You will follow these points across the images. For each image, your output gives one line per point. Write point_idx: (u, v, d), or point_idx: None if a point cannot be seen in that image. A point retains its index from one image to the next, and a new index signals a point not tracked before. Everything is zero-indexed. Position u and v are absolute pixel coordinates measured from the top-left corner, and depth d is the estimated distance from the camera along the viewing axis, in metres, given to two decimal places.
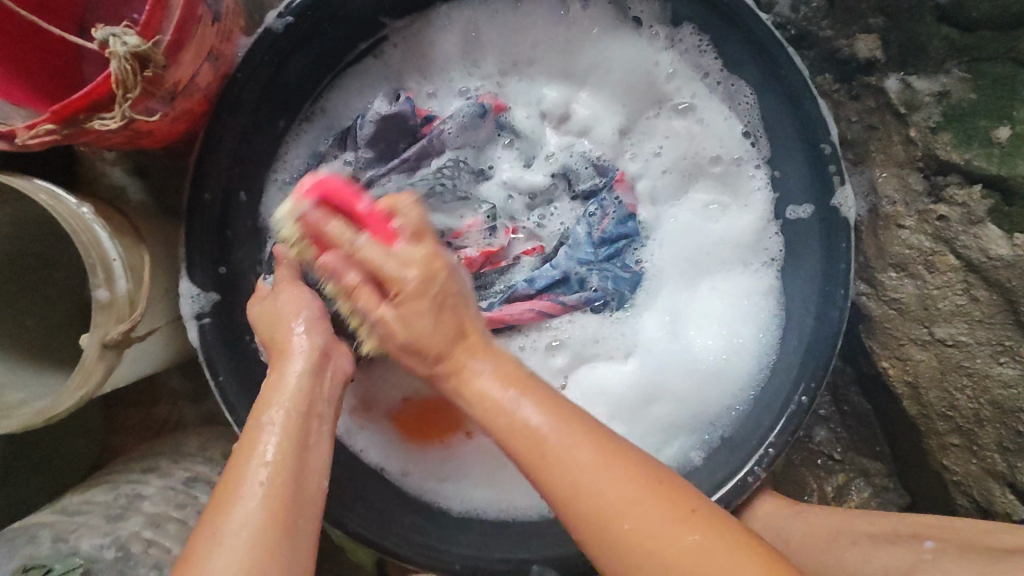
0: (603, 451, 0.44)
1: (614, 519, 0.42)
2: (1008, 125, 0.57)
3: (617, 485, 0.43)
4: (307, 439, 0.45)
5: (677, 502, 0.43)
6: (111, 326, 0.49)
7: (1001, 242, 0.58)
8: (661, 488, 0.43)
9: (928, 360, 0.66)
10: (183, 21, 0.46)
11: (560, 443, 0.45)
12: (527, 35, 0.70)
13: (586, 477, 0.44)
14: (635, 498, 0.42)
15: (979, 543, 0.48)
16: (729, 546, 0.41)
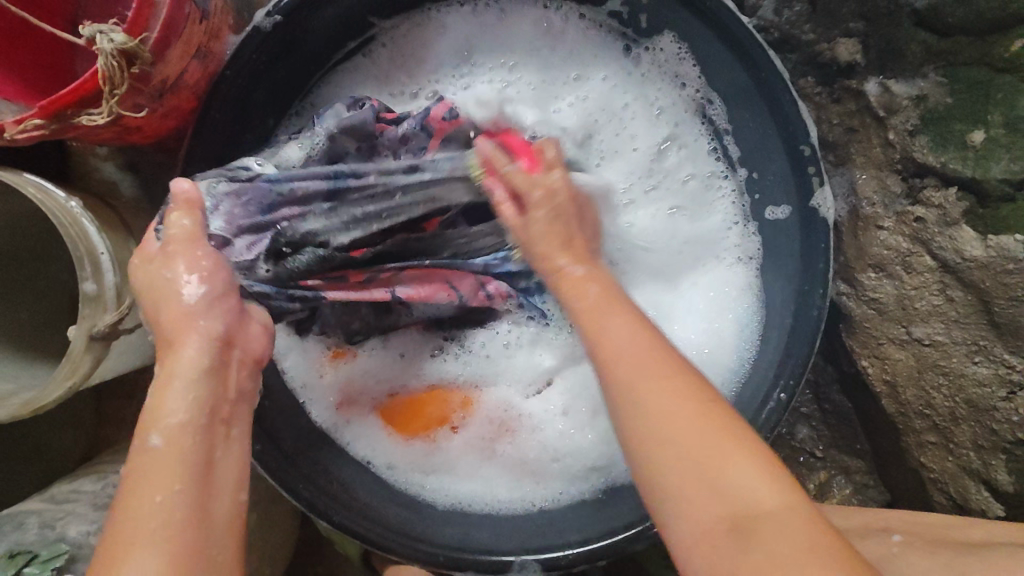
0: (671, 373, 0.43)
1: (652, 384, 0.42)
2: (982, 129, 0.58)
3: (652, 376, 0.43)
4: (203, 456, 0.40)
5: (705, 413, 0.41)
6: (98, 318, 0.50)
7: (975, 243, 0.59)
8: (715, 415, 0.41)
9: (905, 359, 0.68)
10: (170, 19, 0.47)
11: (653, 372, 0.43)
12: (511, 38, 0.71)
13: (622, 349, 0.44)
14: (692, 421, 0.41)
15: (946, 537, 0.49)
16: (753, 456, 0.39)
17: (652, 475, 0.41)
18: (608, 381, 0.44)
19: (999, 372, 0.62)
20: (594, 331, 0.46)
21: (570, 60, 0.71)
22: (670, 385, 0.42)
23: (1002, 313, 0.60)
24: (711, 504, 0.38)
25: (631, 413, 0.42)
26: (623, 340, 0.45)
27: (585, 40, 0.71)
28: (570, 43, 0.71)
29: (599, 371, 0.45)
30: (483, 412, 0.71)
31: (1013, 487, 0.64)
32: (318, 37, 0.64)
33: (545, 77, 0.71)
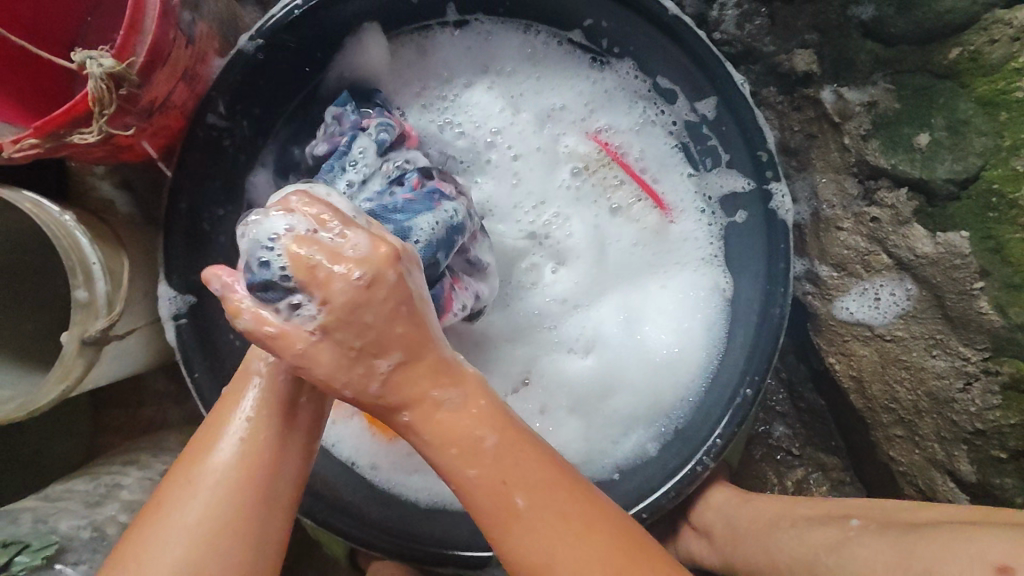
0: (553, 480, 0.45)
1: (528, 521, 0.43)
2: (927, 132, 0.61)
3: (541, 515, 0.44)
4: (293, 424, 0.47)
5: (612, 545, 0.44)
6: (90, 324, 0.53)
7: (926, 240, 0.62)
8: (605, 525, 0.45)
9: (870, 354, 0.70)
10: (156, 45, 0.51)
11: (527, 489, 0.44)
12: (490, 61, 0.75)
13: (500, 462, 0.44)
14: (585, 553, 0.43)
15: (898, 521, 0.52)
16: None
17: None
18: (485, 521, 0.44)
19: (957, 365, 0.64)
20: (494, 470, 0.44)
21: (546, 80, 0.75)
22: (543, 480, 0.44)
23: (954, 307, 0.62)
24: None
25: (498, 498, 0.44)
26: (466, 478, 0.43)
27: (562, 64, 0.75)
28: (548, 67, 0.75)
29: (465, 467, 0.44)
30: None
31: (974, 476, 0.66)
32: (291, 46, 0.65)
33: (526, 89, 0.76)
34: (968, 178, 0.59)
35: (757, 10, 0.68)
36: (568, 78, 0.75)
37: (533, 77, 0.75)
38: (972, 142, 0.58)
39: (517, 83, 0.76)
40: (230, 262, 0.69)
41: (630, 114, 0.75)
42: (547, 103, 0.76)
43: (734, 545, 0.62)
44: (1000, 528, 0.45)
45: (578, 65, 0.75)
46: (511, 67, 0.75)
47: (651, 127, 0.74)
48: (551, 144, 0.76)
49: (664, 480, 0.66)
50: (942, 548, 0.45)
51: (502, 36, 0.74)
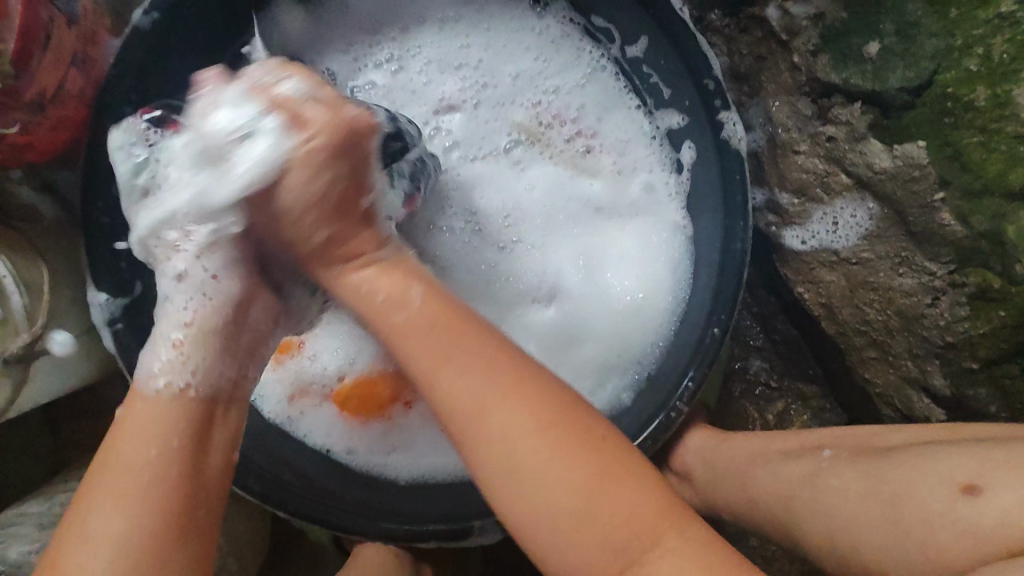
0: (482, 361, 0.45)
1: (511, 418, 0.43)
2: (877, 40, 0.57)
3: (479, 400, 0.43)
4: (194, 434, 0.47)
5: (574, 444, 0.43)
6: (8, 340, 0.51)
7: (883, 154, 0.59)
8: (574, 428, 0.43)
9: (837, 280, 0.69)
10: (27, 28, 0.46)
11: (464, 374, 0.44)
12: (426, 11, 0.71)
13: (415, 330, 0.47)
14: (573, 459, 0.42)
15: (872, 446, 0.50)
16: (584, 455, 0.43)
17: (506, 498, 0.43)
18: (477, 448, 0.43)
19: (923, 281, 0.62)
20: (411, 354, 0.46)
21: (484, 29, 0.71)
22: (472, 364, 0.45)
23: (916, 221, 0.60)
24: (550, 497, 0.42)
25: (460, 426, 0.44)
26: (508, 425, 0.43)
27: (506, 12, 0.70)
28: (494, 17, 0.71)
29: (463, 397, 0.44)
30: None
31: (948, 390, 0.66)
32: (192, 13, 0.60)
33: (467, 42, 0.72)
34: (921, 85, 0.55)
35: None
36: (512, 23, 0.70)
37: (483, 28, 0.71)
38: (923, 45, 0.54)
39: (461, 33, 0.71)
40: None
41: (575, 67, 0.71)
42: (497, 58, 0.72)
43: (713, 486, 0.61)
44: (963, 445, 0.44)
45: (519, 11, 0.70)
46: (464, 22, 0.71)
47: (597, 76, 0.71)
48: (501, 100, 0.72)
49: (638, 429, 0.64)
50: (908, 473, 0.45)
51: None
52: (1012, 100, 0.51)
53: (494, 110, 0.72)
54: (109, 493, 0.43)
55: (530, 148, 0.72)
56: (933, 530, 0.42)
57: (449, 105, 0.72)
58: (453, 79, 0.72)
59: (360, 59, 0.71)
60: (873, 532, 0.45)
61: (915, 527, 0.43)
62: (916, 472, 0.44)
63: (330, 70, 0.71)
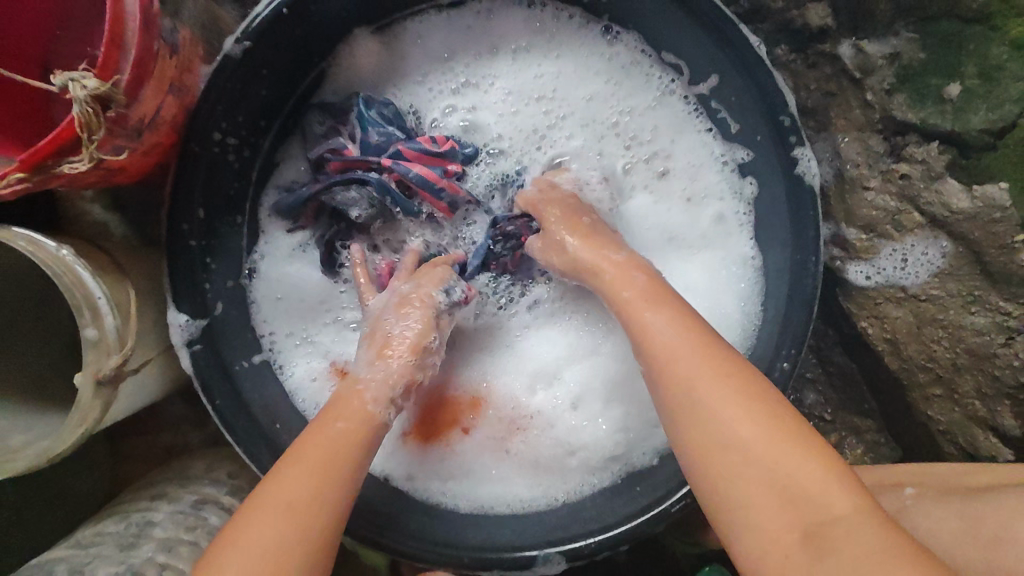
0: (712, 353, 0.48)
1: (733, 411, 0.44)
2: (958, 82, 0.58)
3: (711, 388, 0.46)
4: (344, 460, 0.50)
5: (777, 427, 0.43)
6: (104, 361, 0.50)
7: (962, 195, 0.60)
8: (804, 435, 0.43)
9: (904, 315, 0.68)
10: (140, 59, 0.47)
11: (701, 369, 0.47)
12: (499, 39, 0.72)
13: (663, 335, 0.50)
14: (806, 463, 0.41)
15: (961, 489, 0.50)
16: (810, 457, 0.42)
17: (725, 494, 0.43)
18: (706, 434, 0.45)
19: (996, 320, 0.62)
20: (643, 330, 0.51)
21: (554, 57, 0.72)
22: (713, 364, 0.47)
23: (994, 262, 0.60)
24: (773, 485, 0.41)
25: (688, 410, 0.46)
26: (731, 416, 0.44)
27: (577, 41, 0.71)
28: (564, 43, 0.71)
29: (692, 387, 0.46)
30: (493, 410, 0.72)
31: (1019, 430, 0.65)
32: (276, 40, 0.60)
33: (540, 70, 0.72)
34: (1004, 128, 0.57)
35: None
36: (582, 50, 0.71)
37: (552, 57, 0.72)
38: (1007, 89, 0.56)
39: (534, 59, 0.72)
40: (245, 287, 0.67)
41: (644, 92, 0.71)
42: (570, 82, 0.72)
43: None
44: None
45: (591, 39, 0.71)
46: (535, 46, 0.72)
47: (667, 101, 0.71)
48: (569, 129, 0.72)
49: None
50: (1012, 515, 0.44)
51: (506, 7, 0.70)
52: None
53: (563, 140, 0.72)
54: (270, 500, 0.46)
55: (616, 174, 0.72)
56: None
57: (528, 135, 0.72)
58: (528, 105, 0.72)
59: (436, 87, 0.72)
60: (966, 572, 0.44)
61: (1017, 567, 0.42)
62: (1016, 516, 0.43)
63: (403, 100, 0.72)
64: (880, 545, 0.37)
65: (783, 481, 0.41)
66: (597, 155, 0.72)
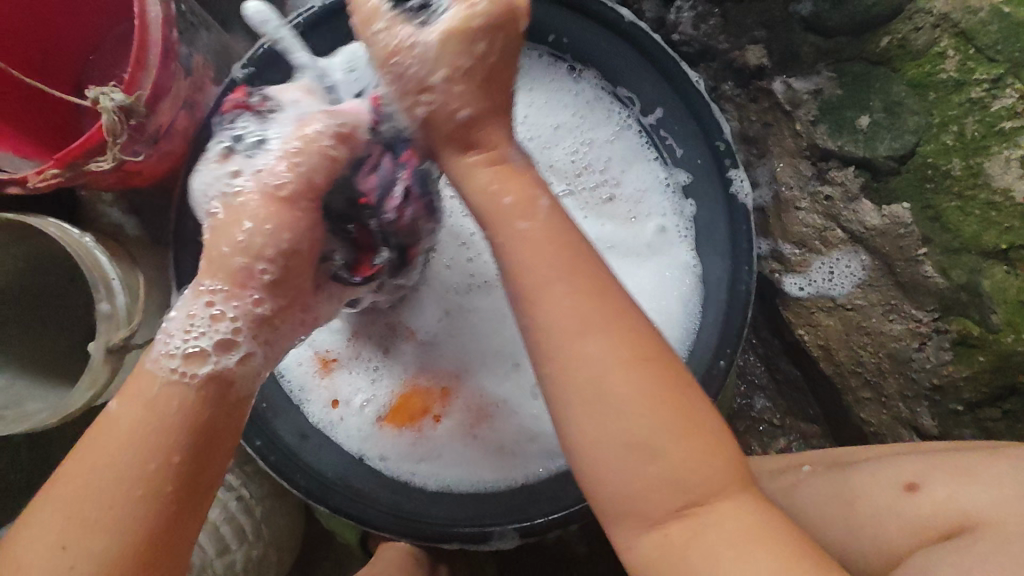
0: (641, 351, 0.48)
1: (662, 415, 0.47)
2: (867, 115, 0.65)
3: (634, 387, 0.47)
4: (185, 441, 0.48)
5: (671, 408, 0.47)
6: (112, 334, 0.58)
7: (874, 213, 0.67)
8: (694, 421, 0.47)
9: (834, 324, 0.75)
10: (159, 78, 0.57)
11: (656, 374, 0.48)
12: None
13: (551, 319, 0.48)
14: (687, 442, 0.47)
15: (842, 462, 0.59)
16: (697, 440, 0.47)
17: (623, 485, 0.47)
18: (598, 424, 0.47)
19: (911, 327, 0.69)
20: (536, 307, 0.49)
21: (524, 89, 0.80)
22: (648, 365, 0.48)
23: (903, 273, 0.67)
24: (665, 465, 0.46)
25: (597, 394, 0.47)
26: (633, 394, 0.47)
27: (548, 77, 0.80)
28: (536, 79, 0.80)
29: (585, 357, 0.47)
30: (461, 401, 0.77)
31: (936, 429, 0.71)
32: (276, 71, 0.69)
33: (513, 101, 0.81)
34: (906, 154, 0.63)
35: (710, 12, 0.76)
36: (550, 84, 0.80)
37: (527, 88, 0.80)
38: (907, 121, 0.63)
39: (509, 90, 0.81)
40: None
41: (606, 125, 0.80)
42: (540, 113, 0.81)
43: None
44: (921, 455, 0.53)
45: (558, 76, 0.80)
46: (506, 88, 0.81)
47: (625, 133, 0.80)
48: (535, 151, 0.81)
49: None
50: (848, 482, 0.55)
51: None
52: (982, 171, 0.59)
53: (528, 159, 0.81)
54: (101, 464, 0.47)
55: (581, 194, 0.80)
56: (882, 526, 0.51)
57: None
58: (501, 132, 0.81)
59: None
60: (830, 527, 0.54)
61: (867, 523, 0.52)
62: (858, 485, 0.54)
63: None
64: (756, 547, 0.44)
65: (672, 477, 0.46)
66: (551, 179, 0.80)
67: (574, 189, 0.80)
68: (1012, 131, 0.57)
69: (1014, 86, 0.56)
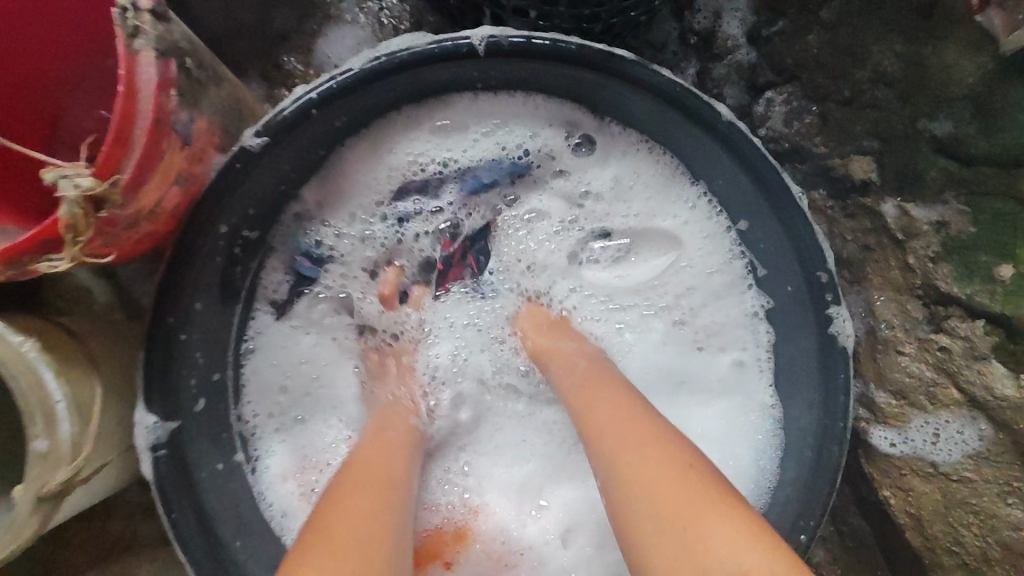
0: (636, 422, 0.49)
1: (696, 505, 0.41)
2: (1011, 264, 0.56)
3: (645, 455, 0.45)
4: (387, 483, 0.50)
5: (699, 491, 0.42)
6: (49, 478, 0.43)
7: (1007, 380, 0.56)
8: (719, 493, 0.42)
9: (931, 492, 0.64)
10: (145, 157, 0.43)
11: (638, 441, 0.47)
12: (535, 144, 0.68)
13: (601, 419, 0.50)
14: (718, 523, 0.40)
15: None
16: (734, 524, 0.40)
17: None
18: (623, 497, 0.45)
19: None
20: (587, 402, 0.53)
21: (597, 167, 0.68)
22: (650, 438, 0.47)
23: None
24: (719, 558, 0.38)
25: (608, 476, 0.47)
26: (647, 465, 0.45)
27: (629, 159, 0.67)
28: (609, 158, 0.68)
29: (591, 440, 0.50)
30: (478, 547, 0.66)
31: None
32: (293, 142, 0.57)
33: (570, 185, 0.69)
34: None
35: (807, 109, 0.69)
36: (621, 170, 0.68)
37: (596, 171, 0.68)
38: None
39: (574, 172, 0.69)
40: (238, 380, 0.63)
41: (690, 225, 0.68)
42: (604, 200, 0.69)
43: None
44: None
45: (633, 160, 0.67)
46: (594, 169, 0.68)
47: (710, 241, 0.67)
48: (589, 244, 0.70)
49: None
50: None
51: (573, 119, 0.66)
52: None
53: (578, 257, 0.70)
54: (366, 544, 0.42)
55: (635, 309, 0.70)
56: None
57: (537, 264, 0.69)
58: (569, 225, 0.70)
59: (437, 220, 0.70)
60: None
61: None
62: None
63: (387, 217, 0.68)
64: None
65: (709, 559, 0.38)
66: (604, 287, 0.70)
67: (634, 299, 0.70)
68: None
69: None
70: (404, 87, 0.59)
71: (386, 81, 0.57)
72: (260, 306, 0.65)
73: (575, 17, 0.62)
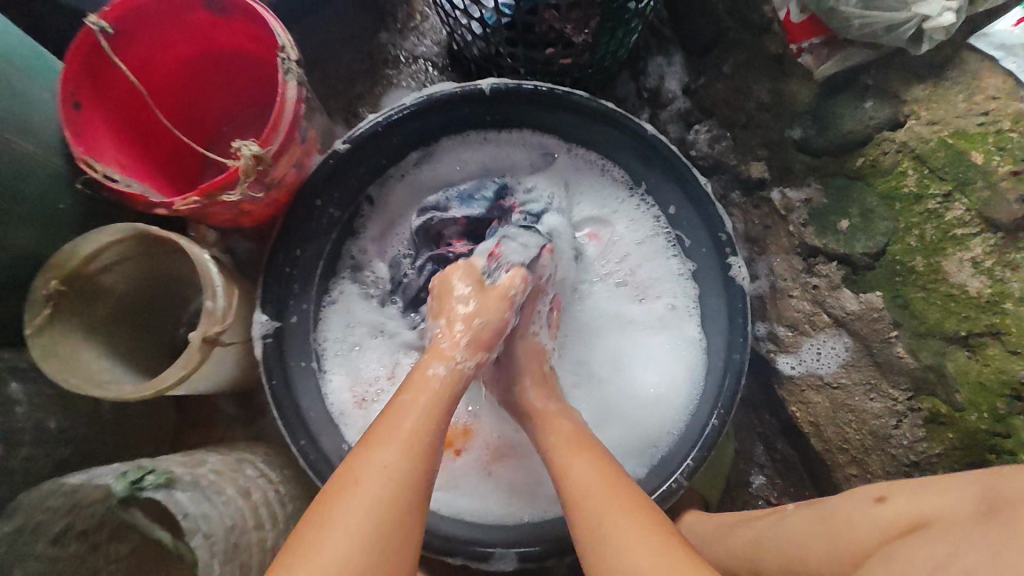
0: (608, 472, 0.60)
1: (634, 533, 0.53)
2: (846, 220, 0.78)
3: (605, 495, 0.57)
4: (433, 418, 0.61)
5: (646, 522, 0.54)
6: (210, 326, 0.72)
7: (853, 300, 0.78)
8: (659, 524, 0.54)
9: (823, 402, 0.84)
10: (283, 141, 0.74)
11: (602, 486, 0.58)
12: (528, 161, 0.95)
13: (569, 465, 0.62)
14: (656, 551, 0.51)
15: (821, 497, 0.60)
16: (665, 543, 0.52)
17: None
18: (583, 527, 0.56)
19: (889, 405, 0.78)
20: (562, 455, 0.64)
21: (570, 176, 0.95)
22: (615, 487, 0.58)
23: (880, 352, 0.77)
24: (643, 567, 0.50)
25: (575, 507, 0.58)
26: (609, 507, 0.56)
27: (592, 169, 0.94)
28: (578, 171, 0.94)
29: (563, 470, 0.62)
30: (482, 441, 0.87)
31: None
32: (365, 150, 0.88)
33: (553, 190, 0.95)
34: (879, 252, 0.75)
35: (723, 136, 0.94)
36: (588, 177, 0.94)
37: (569, 178, 0.95)
38: (878, 226, 0.75)
39: (554, 181, 0.95)
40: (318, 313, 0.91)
41: (636, 213, 0.93)
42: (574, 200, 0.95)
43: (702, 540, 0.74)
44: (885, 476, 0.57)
45: (595, 170, 0.94)
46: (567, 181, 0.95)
47: (649, 224, 0.92)
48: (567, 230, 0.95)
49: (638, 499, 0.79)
50: (917, 501, 0.51)
51: (548, 142, 0.93)
52: (940, 268, 0.71)
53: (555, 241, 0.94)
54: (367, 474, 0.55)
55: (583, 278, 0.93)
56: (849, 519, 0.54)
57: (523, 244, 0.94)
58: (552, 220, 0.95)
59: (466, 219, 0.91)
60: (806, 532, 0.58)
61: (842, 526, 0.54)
62: (952, 501, 0.48)
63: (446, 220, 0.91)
64: None
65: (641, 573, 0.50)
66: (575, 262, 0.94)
67: (599, 271, 0.94)
68: (963, 237, 0.69)
69: (961, 201, 0.69)
70: (440, 120, 0.90)
71: (427, 113, 0.88)
72: (343, 277, 0.93)
73: (549, 74, 0.93)
